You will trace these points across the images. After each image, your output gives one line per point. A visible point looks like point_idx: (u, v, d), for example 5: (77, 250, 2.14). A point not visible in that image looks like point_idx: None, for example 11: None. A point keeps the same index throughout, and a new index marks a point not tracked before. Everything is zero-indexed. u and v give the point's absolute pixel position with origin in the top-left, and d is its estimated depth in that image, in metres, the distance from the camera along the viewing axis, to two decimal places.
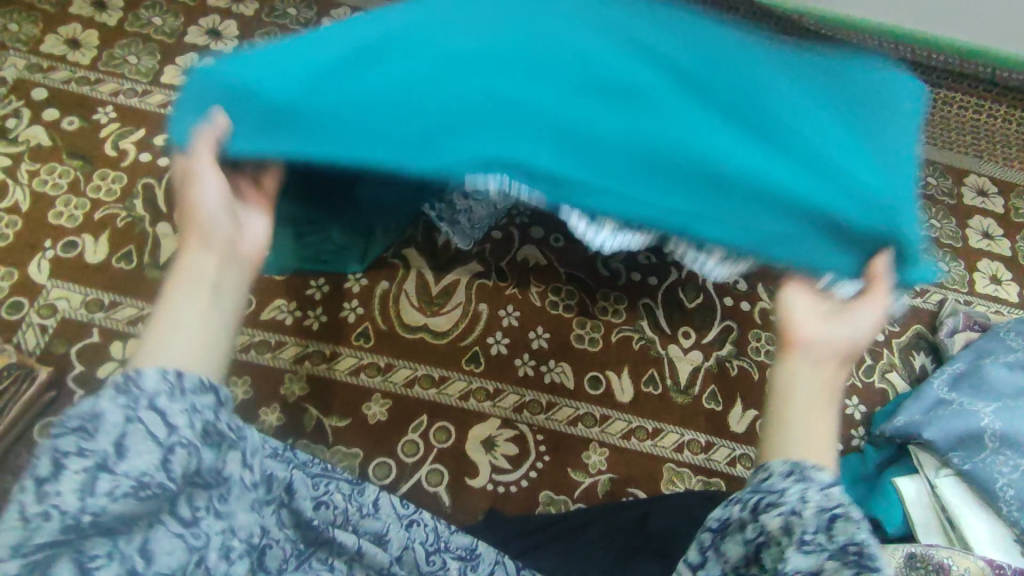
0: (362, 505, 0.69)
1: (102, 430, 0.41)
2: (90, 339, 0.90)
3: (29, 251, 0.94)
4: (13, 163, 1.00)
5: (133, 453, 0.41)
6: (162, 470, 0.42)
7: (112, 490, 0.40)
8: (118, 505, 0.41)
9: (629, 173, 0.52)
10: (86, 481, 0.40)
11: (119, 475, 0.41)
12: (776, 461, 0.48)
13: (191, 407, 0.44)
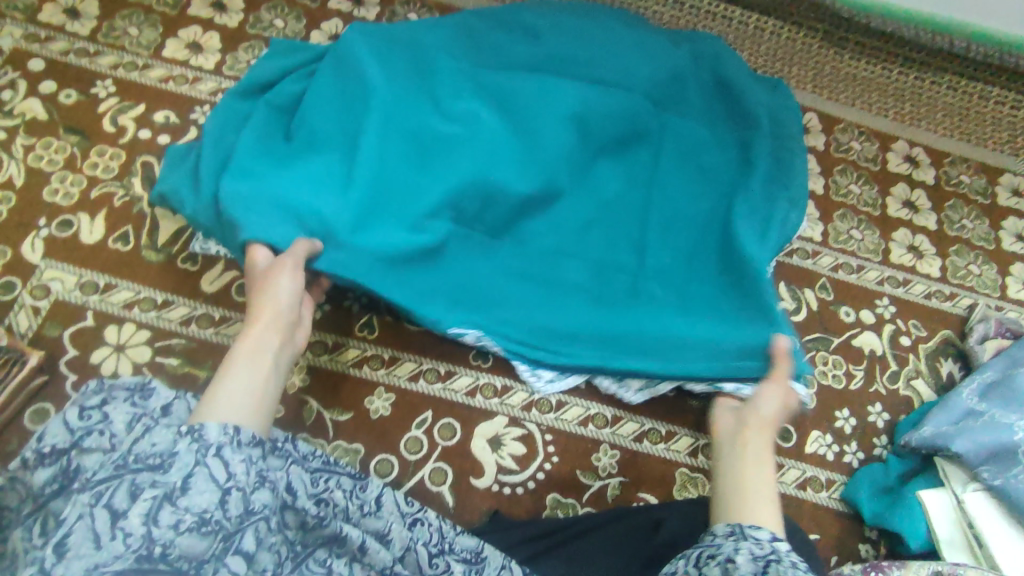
0: (363, 504, 0.67)
1: (173, 465, 0.50)
2: (84, 323, 0.86)
3: (22, 228, 0.90)
4: (7, 137, 0.96)
5: (197, 490, 0.49)
6: (223, 503, 0.50)
7: (177, 521, 0.48)
8: (184, 538, 0.47)
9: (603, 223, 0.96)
10: (154, 509, 0.47)
11: (181, 510, 0.48)
12: (722, 525, 0.64)
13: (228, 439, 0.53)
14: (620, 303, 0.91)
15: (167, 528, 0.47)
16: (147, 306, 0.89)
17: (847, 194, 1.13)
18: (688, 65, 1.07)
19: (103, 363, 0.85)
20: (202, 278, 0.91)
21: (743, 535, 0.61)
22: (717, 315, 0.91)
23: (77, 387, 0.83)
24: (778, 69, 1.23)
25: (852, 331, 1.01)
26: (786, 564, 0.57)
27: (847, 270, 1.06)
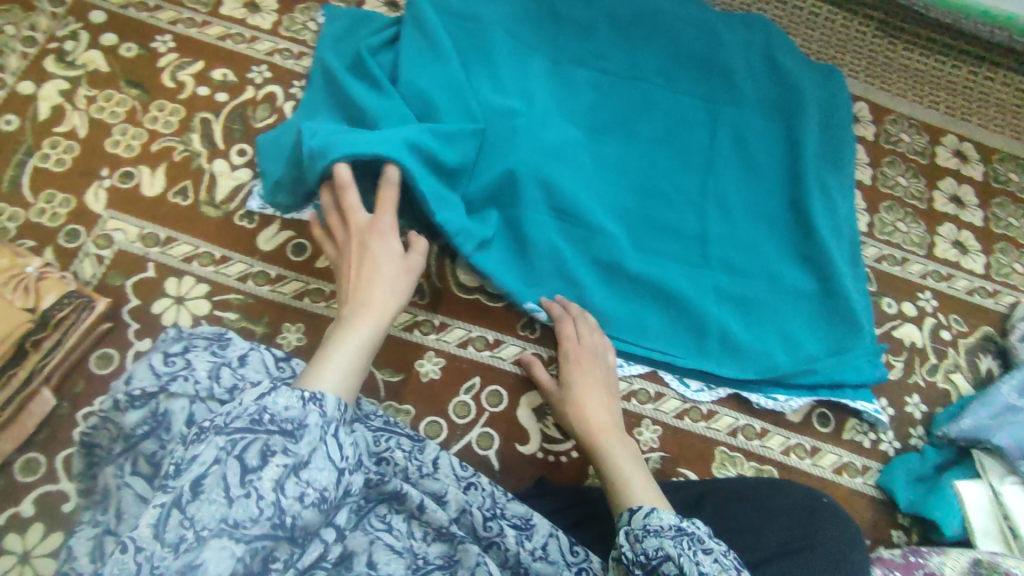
0: (421, 465, 0.69)
1: (304, 438, 0.52)
2: (146, 274, 0.88)
3: (86, 178, 0.92)
4: (70, 88, 0.97)
5: (321, 469, 0.52)
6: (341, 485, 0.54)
7: (303, 495, 0.50)
8: (308, 513, 0.50)
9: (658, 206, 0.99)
10: (282, 478, 0.49)
11: (306, 486, 0.51)
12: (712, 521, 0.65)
13: (320, 408, 0.54)
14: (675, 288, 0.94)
15: (296, 501, 0.50)
16: (205, 260, 0.90)
17: (894, 186, 1.13)
18: (746, 53, 1.07)
19: (163, 314, 0.87)
20: (258, 237, 0.92)
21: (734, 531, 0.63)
22: (761, 300, 0.96)
23: (139, 336, 0.85)
24: (833, 55, 1.19)
25: (894, 323, 1.02)
26: None
27: (890, 262, 1.06)
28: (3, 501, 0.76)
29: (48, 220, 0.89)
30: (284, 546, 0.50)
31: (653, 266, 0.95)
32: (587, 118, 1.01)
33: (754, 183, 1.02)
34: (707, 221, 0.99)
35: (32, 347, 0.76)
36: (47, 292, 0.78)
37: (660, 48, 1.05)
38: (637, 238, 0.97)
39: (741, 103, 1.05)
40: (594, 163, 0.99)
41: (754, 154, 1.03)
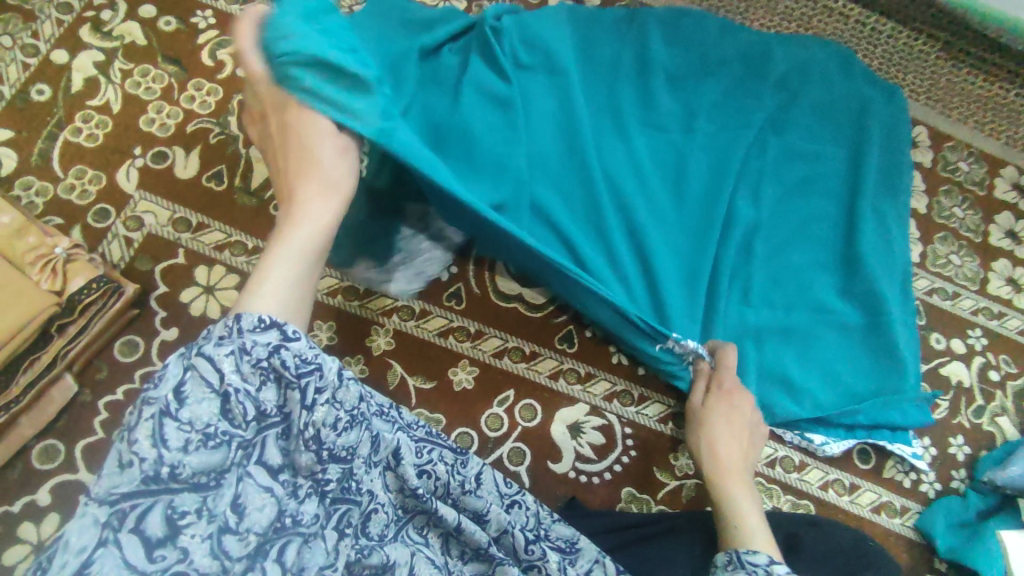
0: (464, 481, 0.66)
1: (166, 382, 0.47)
2: (175, 260, 0.85)
3: (118, 156, 0.89)
4: (105, 59, 0.93)
5: (195, 401, 0.46)
6: (234, 416, 0.48)
7: (183, 443, 0.45)
8: (193, 457, 0.45)
9: (710, 233, 0.94)
10: (158, 427, 0.45)
11: (185, 428, 0.45)
12: (720, 554, 0.65)
13: (222, 352, 0.48)
14: (718, 322, 0.91)
15: (175, 452, 0.44)
16: (237, 250, 0.87)
17: (949, 216, 1.08)
18: (806, 69, 1.00)
19: (192, 304, 0.84)
20: None
21: (740, 563, 0.62)
22: (808, 338, 0.92)
23: (165, 325, 0.82)
24: (893, 74, 1.15)
25: (941, 359, 0.99)
26: None
27: (941, 296, 1.03)
28: (21, 488, 0.73)
29: (77, 196, 0.86)
30: (187, 497, 0.45)
31: (698, 296, 0.92)
32: (636, 134, 0.96)
33: (808, 211, 0.97)
34: (759, 253, 0.95)
35: (57, 331, 0.73)
36: (75, 275, 0.75)
37: (714, 64, 0.99)
38: (683, 266, 0.93)
39: (800, 125, 0.99)
40: (642, 178, 0.95)
41: (811, 180, 0.98)
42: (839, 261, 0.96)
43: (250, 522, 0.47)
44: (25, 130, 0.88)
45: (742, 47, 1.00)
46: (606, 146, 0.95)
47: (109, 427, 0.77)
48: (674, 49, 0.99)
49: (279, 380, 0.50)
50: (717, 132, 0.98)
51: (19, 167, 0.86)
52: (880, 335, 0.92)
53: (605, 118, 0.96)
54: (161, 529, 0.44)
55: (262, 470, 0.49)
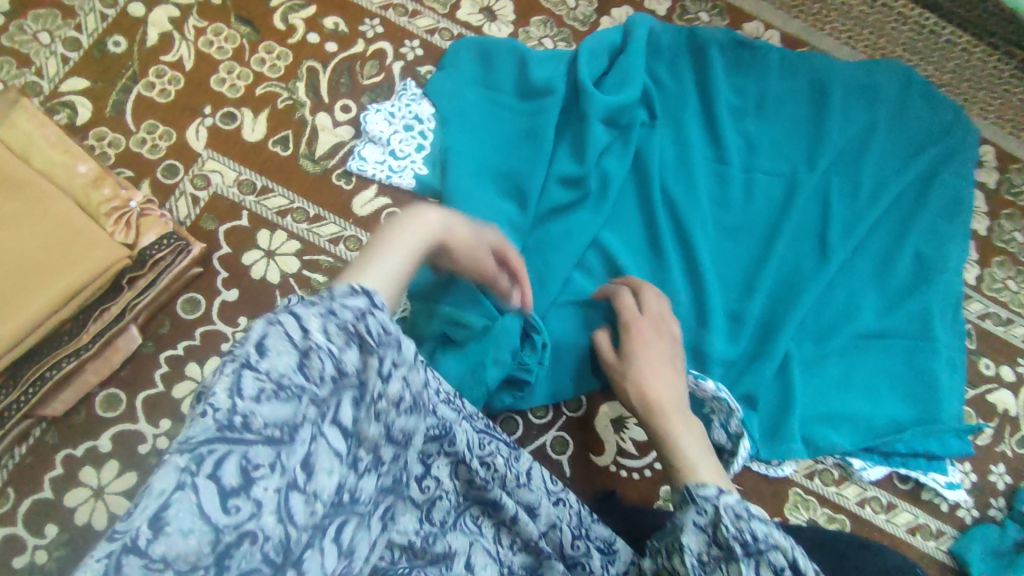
0: (518, 474, 0.65)
1: (271, 345, 0.41)
2: (239, 222, 0.86)
3: (188, 114, 0.89)
4: (181, 15, 0.94)
5: (275, 352, 0.41)
6: (314, 368, 0.42)
7: (259, 392, 0.39)
8: (268, 407, 0.39)
9: (762, 249, 0.94)
10: (240, 377, 0.39)
11: (262, 376, 0.40)
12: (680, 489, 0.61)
13: (324, 306, 0.45)
14: (762, 338, 0.90)
15: (249, 401, 0.39)
16: (299, 216, 0.88)
17: (1010, 241, 1.06)
18: (867, 105, 1.04)
19: (253, 267, 0.85)
20: (353, 200, 0.90)
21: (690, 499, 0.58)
22: (851, 360, 0.92)
23: (227, 285, 0.84)
24: (964, 91, 1.11)
25: (988, 386, 0.98)
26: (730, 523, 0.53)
27: (994, 322, 1.01)
28: (82, 433, 0.76)
29: (148, 151, 0.87)
30: (262, 449, 0.39)
31: (753, 310, 0.91)
32: (696, 145, 0.98)
33: (862, 235, 0.97)
34: (814, 271, 0.93)
35: (128, 284, 0.75)
36: (147, 230, 0.77)
37: (776, 88, 1.03)
38: (734, 280, 0.93)
39: (860, 154, 1.01)
40: (698, 202, 0.95)
41: (868, 207, 0.98)
42: (888, 289, 0.95)
43: (319, 484, 0.42)
44: (100, 81, 0.89)
45: (802, 86, 1.03)
46: (666, 158, 0.97)
47: (168, 381, 0.79)
48: (735, 82, 1.03)
49: (364, 344, 0.46)
50: (773, 164, 0.99)
51: (94, 118, 0.88)
52: (920, 368, 0.92)
53: (666, 144, 0.98)
54: (235, 478, 0.38)
55: (337, 433, 0.44)
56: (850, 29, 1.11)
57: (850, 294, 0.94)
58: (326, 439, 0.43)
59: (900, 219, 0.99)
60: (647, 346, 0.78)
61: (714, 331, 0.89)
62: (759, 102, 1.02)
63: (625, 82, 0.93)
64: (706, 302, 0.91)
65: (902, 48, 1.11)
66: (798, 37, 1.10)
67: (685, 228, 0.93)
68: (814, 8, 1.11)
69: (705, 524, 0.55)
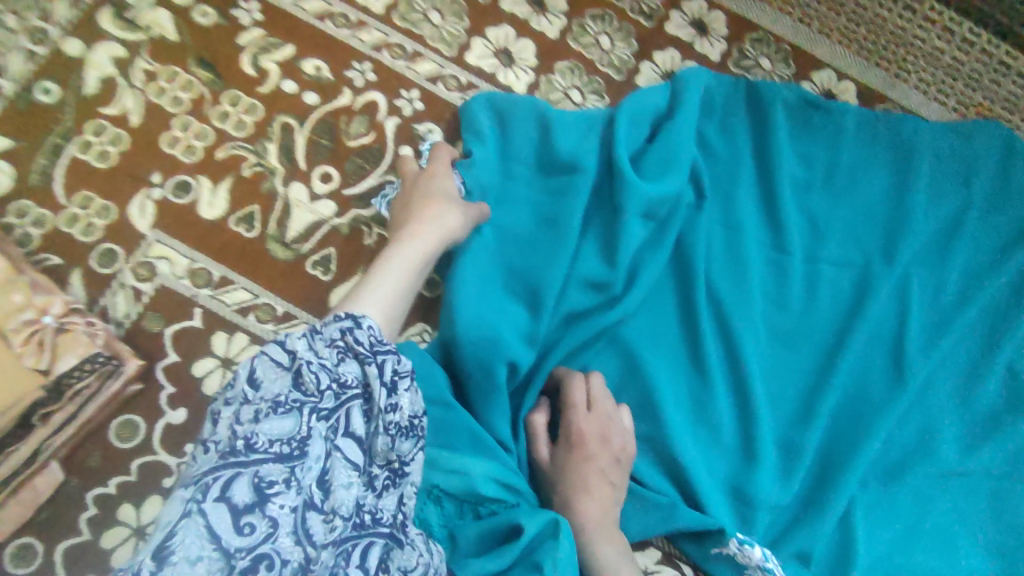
0: None
1: (264, 381, 0.45)
2: (191, 322, 0.71)
3: (133, 184, 0.73)
4: (127, 56, 0.77)
5: (269, 381, 0.45)
6: (310, 386, 0.45)
7: (255, 414, 0.43)
8: (267, 425, 0.42)
9: (823, 361, 0.79)
10: (242, 413, 0.43)
11: (257, 402, 0.44)
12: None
13: (313, 334, 0.47)
14: (818, 472, 0.76)
15: (249, 425, 0.43)
16: (264, 315, 0.72)
17: None
18: (957, 182, 0.87)
19: (205, 379, 0.70)
20: (331, 294, 0.74)
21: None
22: (928, 502, 0.76)
23: (173, 403, 0.69)
24: None
25: None
26: None
27: None
28: None
29: (81, 231, 0.71)
30: (275, 467, 0.41)
31: (810, 439, 0.76)
32: (749, 228, 0.81)
33: (945, 347, 0.81)
34: (886, 389, 0.78)
35: (40, 421, 0.60)
36: (65, 352, 0.61)
37: (848, 158, 0.86)
38: (787, 398, 0.78)
39: (946, 245, 0.84)
40: (751, 301, 0.79)
41: (951, 314, 0.82)
42: (972, 414, 0.80)
43: (336, 500, 0.44)
44: (24, 139, 0.73)
45: (877, 157, 0.86)
46: (712, 245, 0.80)
47: (97, 527, 0.65)
48: (799, 150, 0.85)
49: (357, 355, 0.48)
50: (842, 254, 0.83)
51: (15, 187, 0.72)
52: (1010, 515, 0.77)
53: (714, 227, 0.81)
54: (247, 496, 0.40)
55: (349, 446, 0.45)
56: (941, 81, 0.94)
57: (925, 418, 0.79)
58: (343, 456, 0.45)
59: (988, 327, 0.83)
60: (595, 473, 0.68)
61: (763, 466, 0.74)
62: (826, 175, 0.85)
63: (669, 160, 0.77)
64: (756, 429, 0.75)
65: (999, 105, 0.93)
66: (879, 91, 0.93)
67: (733, 335, 0.77)
68: (900, 53, 0.93)
69: None
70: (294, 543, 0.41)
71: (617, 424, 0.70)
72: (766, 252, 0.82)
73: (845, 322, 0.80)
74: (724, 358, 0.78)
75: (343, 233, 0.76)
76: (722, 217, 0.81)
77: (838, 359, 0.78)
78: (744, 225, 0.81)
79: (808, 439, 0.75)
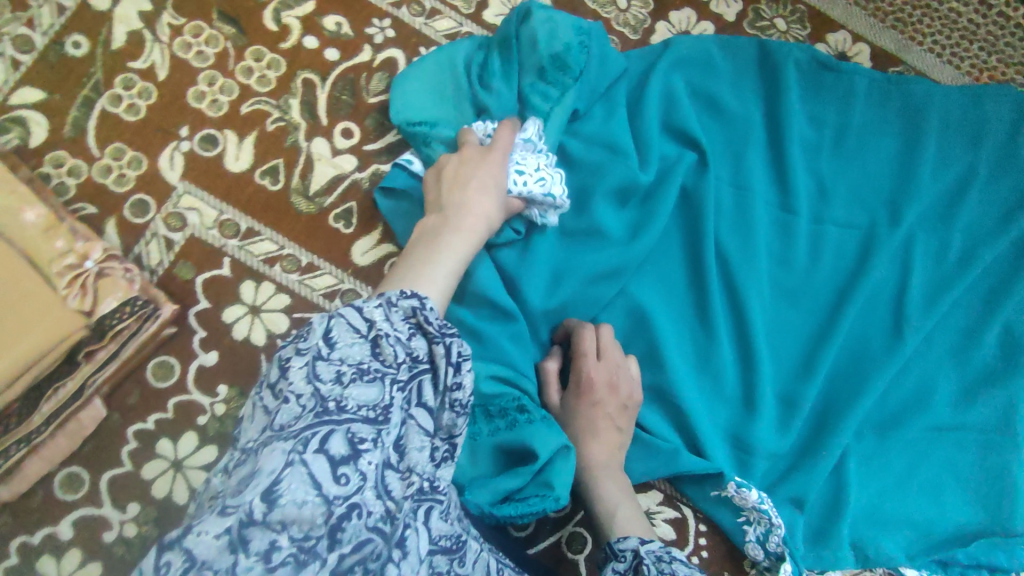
0: None
1: (341, 344, 0.46)
2: (220, 271, 0.74)
3: (163, 136, 0.76)
4: (153, 10, 0.79)
5: (346, 344, 0.46)
6: (383, 357, 0.46)
7: (337, 376, 0.44)
8: (355, 390, 0.44)
9: (824, 313, 0.82)
10: (314, 366, 0.44)
11: (336, 363, 0.45)
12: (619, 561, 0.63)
13: (386, 306, 0.48)
14: (814, 417, 0.80)
15: (332, 385, 0.44)
16: (289, 265, 0.76)
17: None
18: (967, 142, 0.88)
19: (235, 325, 0.73)
20: (353, 246, 0.77)
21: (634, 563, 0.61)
22: (919, 447, 0.80)
23: (205, 346, 0.72)
24: None
25: None
26: (651, 561, 0.60)
27: None
28: (39, 516, 0.67)
29: (114, 182, 0.74)
30: (360, 425, 0.43)
31: (810, 386, 0.79)
32: (758, 188, 0.84)
33: (947, 302, 0.83)
34: (886, 340, 0.81)
35: (84, 358, 0.65)
36: (106, 295, 0.65)
37: (861, 118, 0.87)
38: (788, 347, 0.81)
39: (955, 203, 0.86)
40: (756, 258, 0.82)
41: (958, 271, 0.84)
42: (970, 367, 0.83)
43: (412, 460, 0.46)
44: (57, 92, 0.75)
45: (891, 121, 0.87)
46: (722, 204, 0.83)
47: (138, 458, 0.69)
48: (812, 111, 0.87)
49: (426, 334, 0.49)
50: (849, 215, 0.85)
51: (50, 139, 0.74)
52: (996, 466, 0.80)
53: (724, 186, 0.83)
54: (341, 448, 0.42)
55: (423, 414, 0.47)
56: (957, 43, 0.94)
57: (920, 369, 0.82)
58: (415, 424, 0.47)
59: (988, 290, 0.85)
60: (603, 417, 0.72)
61: (763, 417, 0.78)
62: (837, 137, 0.86)
63: (673, 123, 0.83)
64: (757, 382, 0.79)
65: (1014, 69, 0.93)
66: (891, 52, 0.93)
67: (739, 291, 0.81)
68: (916, 16, 0.93)
69: (624, 568, 0.62)
70: (375, 495, 0.43)
71: (625, 373, 0.74)
72: (774, 212, 0.84)
73: (849, 277, 0.83)
74: (728, 314, 0.81)
75: (364, 188, 0.78)
76: (731, 177, 0.84)
77: (840, 314, 0.81)
78: (751, 186, 0.83)
79: (808, 392, 0.79)
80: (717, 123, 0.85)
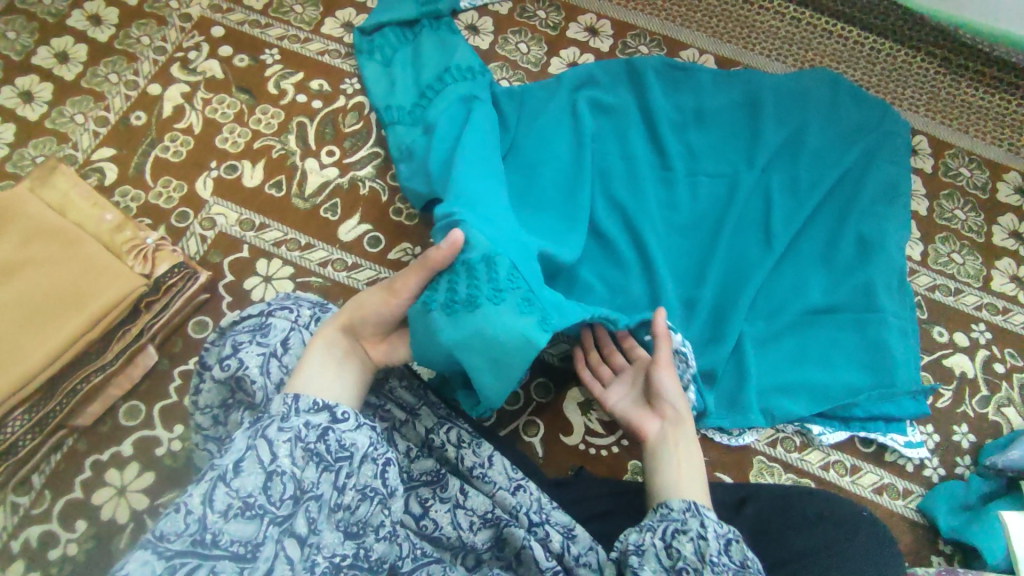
0: (476, 460, 0.78)
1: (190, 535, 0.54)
2: (241, 254, 1.00)
3: (198, 169, 1.05)
4: (190, 90, 1.12)
5: (178, 523, 0.54)
6: (243, 494, 0.56)
7: (226, 509, 0.55)
8: (233, 525, 0.55)
9: (706, 236, 1.05)
10: (177, 520, 0.54)
11: (215, 509, 0.55)
12: (679, 501, 0.70)
13: (284, 421, 0.60)
14: (713, 314, 0.99)
15: (219, 521, 0.54)
16: (292, 246, 1.01)
17: (951, 218, 1.12)
18: (800, 98, 1.13)
19: (253, 290, 0.98)
20: (340, 228, 1.03)
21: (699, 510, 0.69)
22: (802, 331, 0.99)
23: (231, 307, 0.96)
24: (892, 90, 1.21)
25: (944, 351, 1.02)
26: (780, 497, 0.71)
27: (944, 292, 1.06)
28: (107, 440, 0.88)
29: (164, 201, 1.03)
30: (228, 562, 0.54)
31: (701, 291, 1.00)
32: (641, 156, 1.09)
33: (803, 219, 1.05)
34: (759, 249, 1.03)
35: (145, 307, 0.88)
36: (162, 261, 0.90)
37: (712, 97, 1.14)
38: (682, 264, 1.03)
39: (801, 147, 1.10)
40: (648, 207, 1.05)
41: (809, 195, 1.06)
42: (838, 266, 1.03)
43: (233, 534, 0.55)
44: (124, 149, 1.06)
45: (738, 98, 1.14)
46: (615, 160, 1.08)
47: (181, 392, 0.91)
48: (674, 100, 1.14)
49: (322, 461, 0.60)
50: (715, 167, 1.09)
51: (119, 179, 1.04)
52: (875, 338, 0.98)
53: (615, 157, 1.08)
54: (188, 546, 0.53)
55: (294, 544, 0.57)
56: (781, 47, 1.23)
57: (792, 267, 1.03)
58: (281, 551, 0.56)
59: (841, 208, 1.07)
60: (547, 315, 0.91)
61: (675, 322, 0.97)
62: (698, 111, 1.13)
63: (569, 109, 1.10)
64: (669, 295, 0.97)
65: (829, 58, 1.23)
66: (733, 59, 1.23)
67: (633, 229, 1.03)
68: (745, 33, 1.24)
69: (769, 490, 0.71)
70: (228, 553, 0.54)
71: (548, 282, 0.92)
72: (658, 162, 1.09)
73: (723, 204, 1.06)
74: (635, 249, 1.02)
75: (345, 188, 1.06)
76: (619, 153, 1.09)
77: (719, 236, 1.03)
78: (637, 155, 1.09)
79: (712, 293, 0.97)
80: (611, 103, 1.12)
